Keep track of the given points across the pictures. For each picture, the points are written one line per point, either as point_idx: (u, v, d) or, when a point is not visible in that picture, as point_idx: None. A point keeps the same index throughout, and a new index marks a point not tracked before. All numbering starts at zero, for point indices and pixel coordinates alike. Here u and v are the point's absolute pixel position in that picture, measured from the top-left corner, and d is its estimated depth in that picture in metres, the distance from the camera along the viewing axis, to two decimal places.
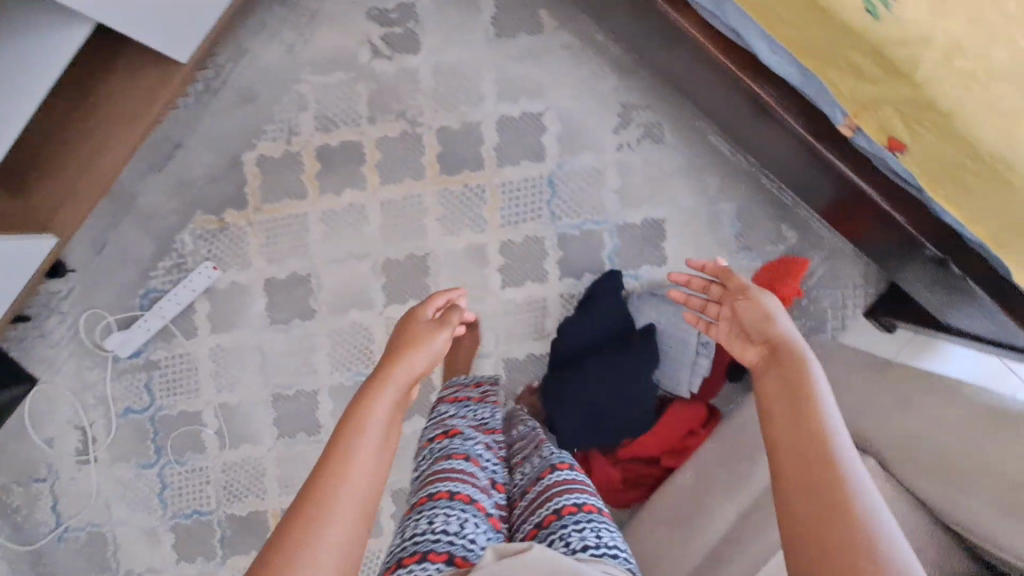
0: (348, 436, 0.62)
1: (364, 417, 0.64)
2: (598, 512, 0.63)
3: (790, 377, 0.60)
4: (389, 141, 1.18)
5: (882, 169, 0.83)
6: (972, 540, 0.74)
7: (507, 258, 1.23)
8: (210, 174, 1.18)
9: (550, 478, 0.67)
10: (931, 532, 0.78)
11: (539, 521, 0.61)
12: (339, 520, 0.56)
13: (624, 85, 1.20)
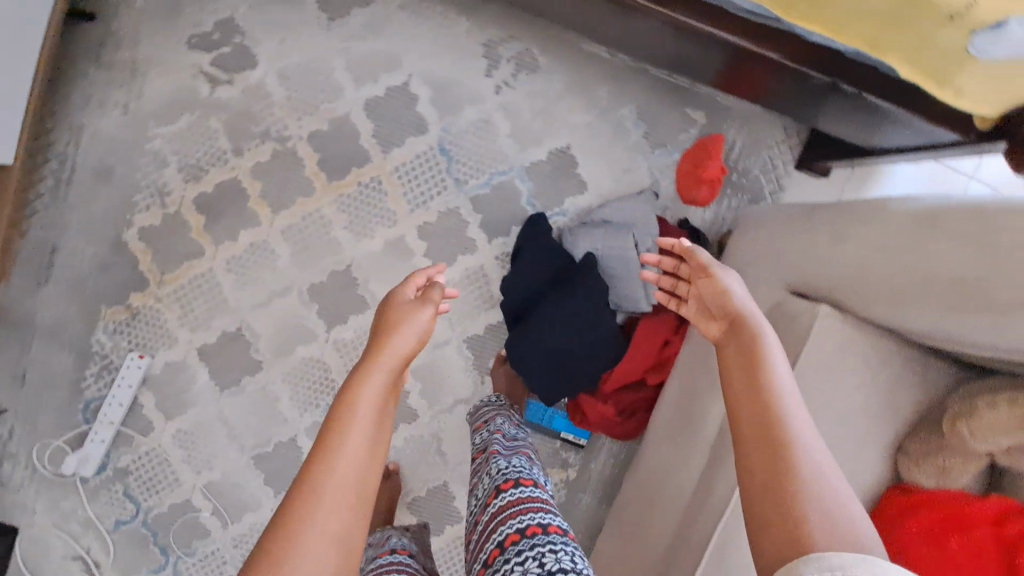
0: (341, 422, 0.58)
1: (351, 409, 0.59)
2: (544, 530, 0.70)
3: (746, 347, 0.62)
4: (264, 168, 1.12)
5: (743, 16, 0.80)
6: (953, 350, 0.69)
7: (429, 240, 1.17)
8: (98, 265, 1.12)
9: (497, 503, 0.76)
10: (911, 354, 0.75)
11: (494, 551, 0.70)
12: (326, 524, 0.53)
13: (477, 24, 1.13)
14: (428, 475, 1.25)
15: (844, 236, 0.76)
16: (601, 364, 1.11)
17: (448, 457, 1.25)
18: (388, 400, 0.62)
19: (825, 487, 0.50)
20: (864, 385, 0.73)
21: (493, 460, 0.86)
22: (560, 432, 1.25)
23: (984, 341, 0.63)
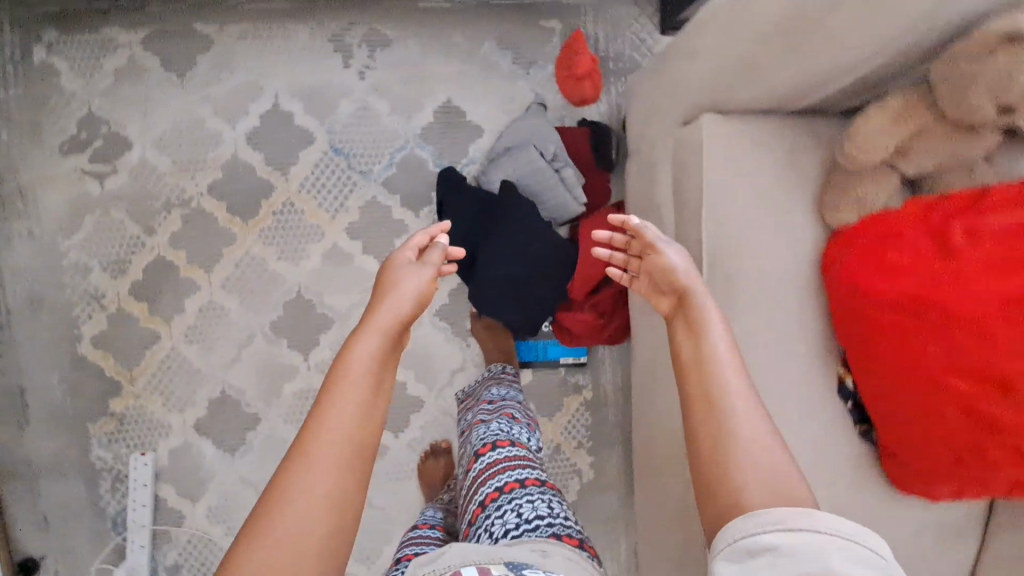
0: (331, 394, 0.58)
1: (347, 369, 0.59)
2: (523, 484, 0.77)
3: (692, 328, 0.61)
4: (181, 235, 1.14)
5: None
6: (837, 92, 0.69)
7: (361, 238, 1.19)
8: (70, 386, 1.16)
9: (482, 462, 0.83)
10: (812, 125, 0.75)
11: (481, 502, 0.77)
12: (316, 485, 0.53)
13: (316, 22, 1.13)
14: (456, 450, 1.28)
15: (700, 46, 0.76)
16: (561, 280, 1.12)
17: None
18: (385, 361, 0.61)
19: (765, 463, 0.52)
20: (774, 173, 0.73)
21: (475, 429, 0.92)
22: (558, 358, 1.27)
23: (844, 63, 0.62)
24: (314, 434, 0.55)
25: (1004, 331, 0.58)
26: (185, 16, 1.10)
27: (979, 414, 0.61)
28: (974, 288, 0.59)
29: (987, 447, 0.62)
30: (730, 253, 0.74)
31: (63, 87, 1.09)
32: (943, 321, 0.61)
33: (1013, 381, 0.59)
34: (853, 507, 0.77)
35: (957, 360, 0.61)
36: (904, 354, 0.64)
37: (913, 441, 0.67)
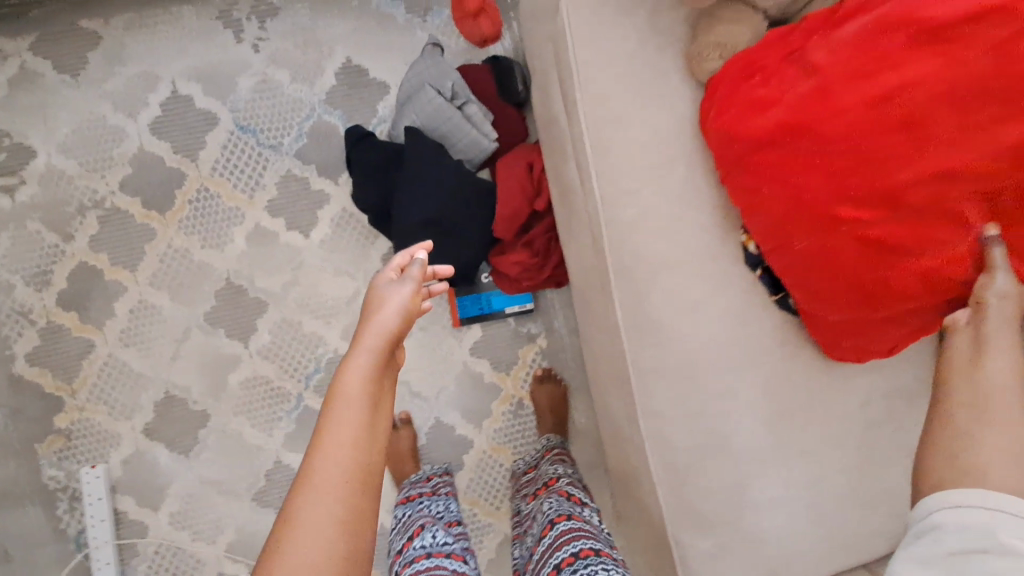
0: (331, 420, 0.51)
1: (340, 397, 0.52)
2: (597, 554, 0.77)
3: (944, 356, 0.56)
4: (102, 236, 1.13)
5: None
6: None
7: (283, 215, 1.17)
8: (12, 407, 1.14)
9: (561, 525, 0.84)
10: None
11: (558, 562, 0.78)
12: (328, 512, 0.46)
13: (201, 3, 1.13)
14: (418, 420, 1.23)
15: None
16: (485, 220, 1.09)
17: (425, 394, 1.23)
18: (381, 381, 0.55)
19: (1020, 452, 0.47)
20: (636, 48, 0.72)
21: (549, 496, 0.94)
22: (504, 309, 1.22)
23: None
24: (315, 463, 0.49)
25: (871, 143, 0.57)
26: (70, 17, 1.10)
27: (869, 241, 0.59)
28: (834, 106, 0.58)
29: (891, 276, 0.59)
30: (608, 130, 0.72)
31: None
32: (813, 150, 0.60)
33: (891, 194, 0.57)
34: (790, 377, 0.73)
35: (835, 187, 0.59)
36: (790, 196, 0.62)
37: (825, 291, 0.64)
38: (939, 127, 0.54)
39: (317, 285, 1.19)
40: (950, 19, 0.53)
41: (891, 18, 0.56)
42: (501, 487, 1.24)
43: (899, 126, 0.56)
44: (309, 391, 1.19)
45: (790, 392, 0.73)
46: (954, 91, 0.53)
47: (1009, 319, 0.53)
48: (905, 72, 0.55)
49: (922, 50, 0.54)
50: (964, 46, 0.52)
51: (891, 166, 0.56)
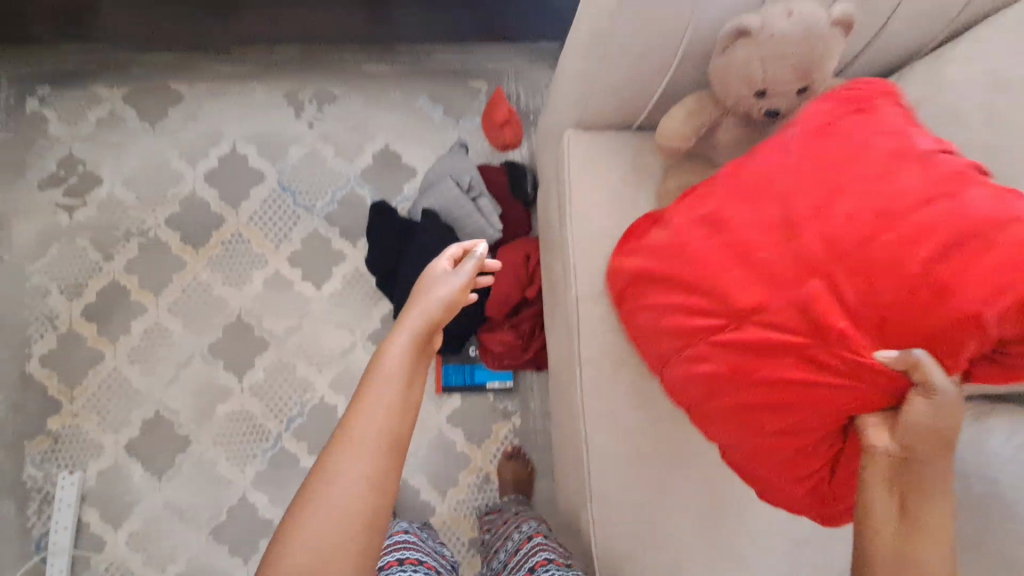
0: (375, 379, 0.58)
1: (384, 363, 0.59)
2: (569, 565, 0.78)
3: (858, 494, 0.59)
4: (137, 261, 1.26)
5: None
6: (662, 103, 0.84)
7: (302, 266, 1.30)
8: (12, 404, 1.21)
9: (535, 541, 0.86)
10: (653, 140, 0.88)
11: (530, 566, 0.80)
12: (359, 453, 0.52)
13: (273, 83, 1.34)
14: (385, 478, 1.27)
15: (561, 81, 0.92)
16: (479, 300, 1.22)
17: None
18: (419, 357, 0.61)
19: None
20: (619, 180, 0.86)
21: (520, 525, 0.97)
22: (485, 383, 1.30)
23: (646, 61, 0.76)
24: (365, 405, 0.55)
25: (721, 274, 0.68)
26: (163, 78, 1.31)
27: (735, 346, 0.66)
28: (686, 239, 0.72)
29: (758, 394, 0.66)
30: (587, 242, 0.85)
31: (50, 132, 1.28)
32: (679, 269, 0.72)
33: (746, 311, 0.65)
34: (725, 485, 0.79)
35: (699, 299, 0.70)
36: (667, 308, 0.73)
37: (711, 414, 0.71)
38: (770, 242, 0.66)
39: (316, 334, 1.29)
40: (761, 167, 0.69)
41: (734, 180, 0.71)
42: (455, 560, 1.24)
43: (739, 245, 0.68)
44: (288, 432, 1.25)
45: (725, 499, 0.79)
46: (772, 212, 0.67)
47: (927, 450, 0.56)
48: (737, 204, 0.69)
49: (751, 199, 0.68)
50: (779, 192, 0.66)
51: (737, 275, 0.67)
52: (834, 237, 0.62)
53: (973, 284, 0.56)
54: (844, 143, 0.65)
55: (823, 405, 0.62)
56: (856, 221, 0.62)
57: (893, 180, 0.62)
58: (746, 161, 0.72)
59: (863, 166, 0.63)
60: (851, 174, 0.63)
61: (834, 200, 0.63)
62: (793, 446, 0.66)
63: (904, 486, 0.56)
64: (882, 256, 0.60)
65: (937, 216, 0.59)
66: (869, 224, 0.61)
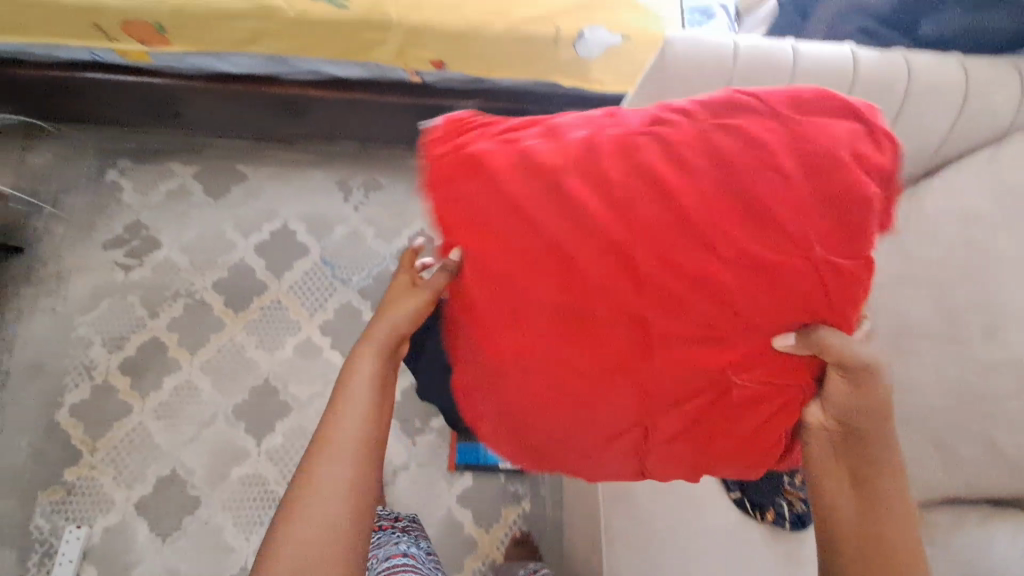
0: (343, 398, 0.60)
1: (352, 376, 0.61)
2: None
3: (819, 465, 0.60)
4: (179, 320, 1.34)
5: (463, 88, 1.19)
6: None
7: (332, 335, 1.37)
8: (33, 452, 1.22)
9: None
10: None
11: None
12: (340, 464, 0.55)
13: (327, 170, 1.50)
14: None
15: None
16: None
17: None
18: (390, 366, 0.63)
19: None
20: None
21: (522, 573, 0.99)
22: (498, 463, 1.31)
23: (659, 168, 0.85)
24: (337, 414, 0.58)
25: (588, 397, 0.57)
26: (231, 160, 1.48)
27: (653, 432, 0.59)
28: (514, 385, 0.60)
29: (711, 439, 0.59)
30: None
31: (123, 200, 1.42)
32: (530, 413, 0.61)
33: (651, 406, 0.57)
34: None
35: (574, 426, 0.60)
36: (552, 442, 0.62)
37: (676, 468, 0.63)
38: (590, 351, 0.56)
39: None
40: (478, 292, 0.60)
41: (492, 328, 0.59)
42: None
43: (552, 364, 0.57)
44: None
45: None
46: (541, 318, 0.56)
47: (861, 412, 0.57)
48: (508, 337, 0.58)
49: (529, 316, 0.57)
50: (536, 270, 0.56)
51: (598, 393, 0.57)
52: (629, 292, 0.53)
53: (791, 212, 0.50)
54: (525, 202, 0.55)
55: (768, 432, 0.59)
56: (630, 267, 0.53)
57: (591, 197, 0.53)
58: (470, 294, 0.60)
59: (573, 205, 0.54)
60: (568, 232, 0.54)
61: (582, 258, 0.53)
62: (754, 454, 0.60)
63: (852, 459, 0.59)
64: (725, 276, 0.51)
65: (693, 185, 0.51)
66: (637, 263, 0.53)
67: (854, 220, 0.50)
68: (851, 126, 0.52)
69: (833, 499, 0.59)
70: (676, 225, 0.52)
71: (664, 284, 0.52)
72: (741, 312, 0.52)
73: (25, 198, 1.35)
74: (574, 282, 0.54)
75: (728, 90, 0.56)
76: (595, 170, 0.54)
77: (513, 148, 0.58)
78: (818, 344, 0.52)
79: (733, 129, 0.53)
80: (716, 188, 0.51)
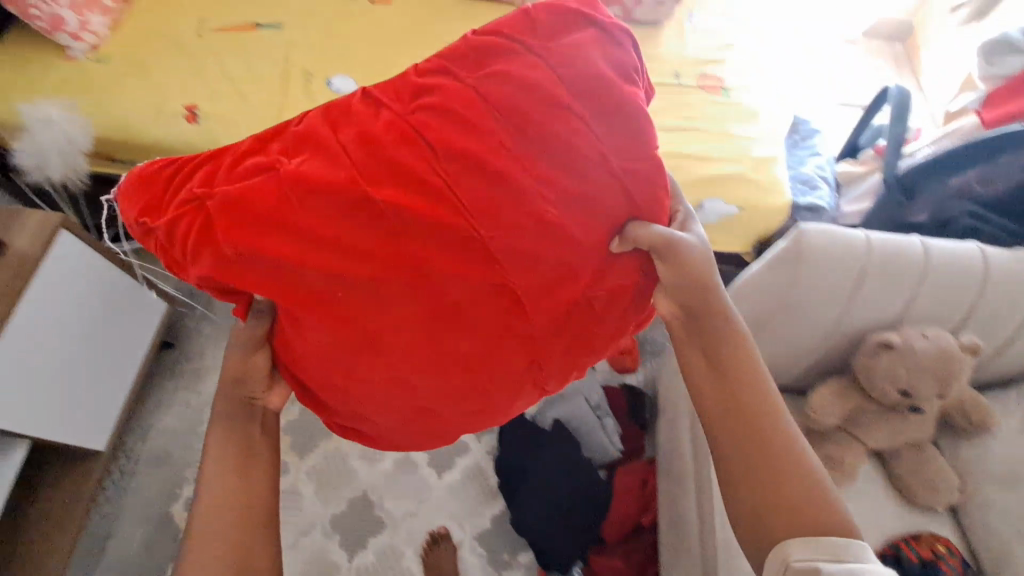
0: (207, 477, 0.69)
1: (210, 454, 0.71)
2: None
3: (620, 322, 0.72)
4: (293, 425, 1.44)
5: None
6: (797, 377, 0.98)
7: (430, 452, 1.43)
8: (145, 545, 1.27)
9: None
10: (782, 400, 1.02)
11: None
12: (222, 518, 0.67)
13: None
14: None
15: None
16: (599, 516, 1.27)
17: None
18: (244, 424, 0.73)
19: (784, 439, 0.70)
20: None
21: None
22: None
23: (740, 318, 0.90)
24: (208, 466, 0.70)
25: (484, 376, 0.67)
26: None
27: (547, 367, 0.69)
28: (417, 391, 0.68)
29: (575, 350, 0.70)
30: None
31: None
32: (449, 396, 0.69)
33: (537, 355, 0.67)
34: None
35: (495, 391, 0.70)
36: (488, 409, 0.73)
37: (564, 385, 0.75)
38: (470, 332, 0.64)
39: (429, 522, 1.35)
40: (327, 321, 0.62)
41: (368, 361, 0.65)
42: None
43: (440, 355, 0.65)
44: None
45: None
46: (408, 317, 0.62)
47: (687, 296, 0.73)
48: (385, 342, 0.64)
49: (401, 339, 0.63)
50: (387, 299, 0.61)
51: (491, 366, 0.66)
52: (474, 267, 0.61)
53: (564, 131, 0.61)
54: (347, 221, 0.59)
55: (623, 327, 0.73)
56: (460, 241, 0.60)
57: (387, 186, 0.59)
58: (325, 338, 0.64)
59: (386, 212, 0.59)
60: (387, 233, 0.59)
61: (401, 247, 0.60)
62: (618, 344, 0.75)
63: (706, 345, 0.76)
64: (545, 210, 0.61)
65: (484, 152, 0.59)
66: (474, 235, 0.60)
67: (636, 126, 0.63)
68: (586, 35, 0.62)
69: (700, 393, 0.75)
70: (486, 178, 0.59)
71: (496, 250, 0.61)
72: (573, 234, 0.63)
73: (184, 300, 1.49)
74: (420, 271, 0.60)
75: (439, 52, 0.62)
76: (374, 152, 0.59)
77: (275, 175, 0.59)
78: (636, 240, 0.66)
79: (500, 77, 0.60)
80: (514, 138, 0.60)
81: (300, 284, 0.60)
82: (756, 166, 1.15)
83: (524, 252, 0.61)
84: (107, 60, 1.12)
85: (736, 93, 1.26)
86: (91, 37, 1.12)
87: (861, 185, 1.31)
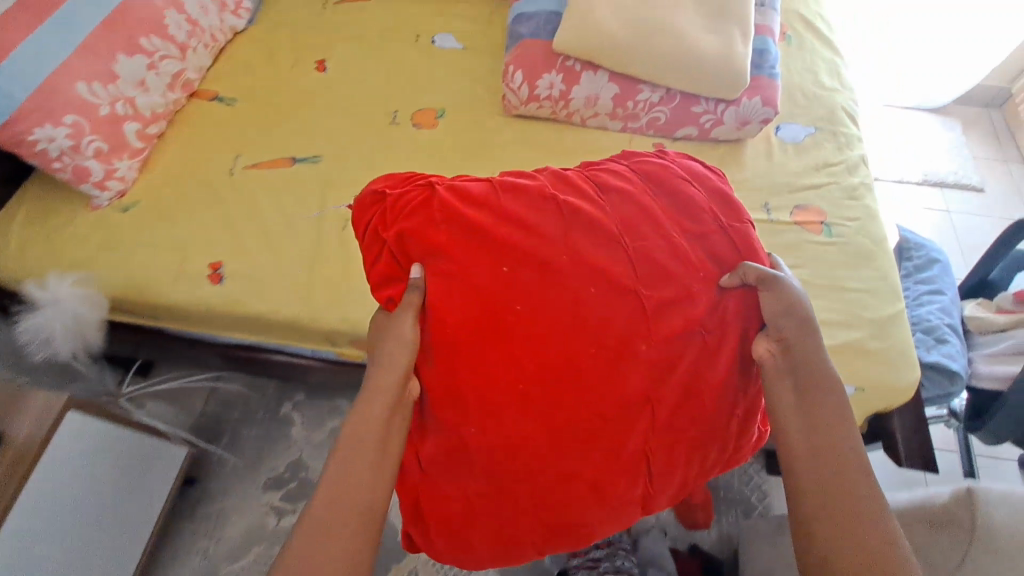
0: (346, 450, 0.64)
1: (349, 435, 0.65)
2: None
3: (731, 376, 0.74)
4: None
5: None
6: None
7: None
8: None
9: None
10: None
11: None
12: (344, 501, 0.61)
13: None
14: None
15: None
16: None
17: None
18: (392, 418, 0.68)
19: (869, 499, 0.61)
20: None
21: None
22: None
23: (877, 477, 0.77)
24: (357, 418, 0.66)
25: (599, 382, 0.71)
26: None
27: (654, 399, 0.73)
28: (541, 393, 0.71)
29: (682, 386, 0.73)
30: None
31: (291, 435, 1.41)
32: (561, 410, 0.71)
33: (645, 377, 0.72)
34: None
35: (602, 415, 0.72)
36: (586, 444, 0.72)
37: (659, 440, 0.74)
38: (604, 327, 0.71)
39: None
40: (484, 294, 0.71)
41: (511, 339, 0.70)
42: None
43: (574, 347, 0.71)
44: None
45: None
46: (554, 301, 0.71)
47: (797, 333, 0.70)
48: (527, 329, 0.71)
49: (546, 318, 0.71)
50: (546, 279, 0.71)
51: (611, 369, 0.72)
52: (618, 268, 0.72)
53: (701, 197, 0.76)
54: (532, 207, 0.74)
55: (729, 388, 0.74)
56: (614, 240, 0.73)
57: (571, 199, 0.75)
58: (480, 310, 0.70)
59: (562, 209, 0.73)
60: (558, 225, 0.73)
61: (568, 239, 0.72)
62: (713, 417, 0.75)
63: (802, 386, 0.69)
64: (677, 238, 0.74)
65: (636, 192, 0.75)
66: (622, 243, 0.73)
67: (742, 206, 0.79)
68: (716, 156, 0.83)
69: (787, 429, 0.67)
70: (636, 208, 0.75)
71: (641, 258, 0.73)
72: (696, 262, 0.73)
73: (202, 443, 1.35)
74: (578, 258, 0.72)
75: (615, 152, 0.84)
76: (562, 182, 0.76)
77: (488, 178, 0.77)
78: (747, 273, 0.72)
79: (652, 158, 0.80)
80: (659, 194, 0.76)
81: (480, 251, 0.71)
82: (874, 330, 0.95)
83: (660, 262, 0.73)
84: (133, 208, 1.05)
85: (840, 228, 1.06)
86: (117, 184, 1.04)
87: (996, 342, 1.06)
